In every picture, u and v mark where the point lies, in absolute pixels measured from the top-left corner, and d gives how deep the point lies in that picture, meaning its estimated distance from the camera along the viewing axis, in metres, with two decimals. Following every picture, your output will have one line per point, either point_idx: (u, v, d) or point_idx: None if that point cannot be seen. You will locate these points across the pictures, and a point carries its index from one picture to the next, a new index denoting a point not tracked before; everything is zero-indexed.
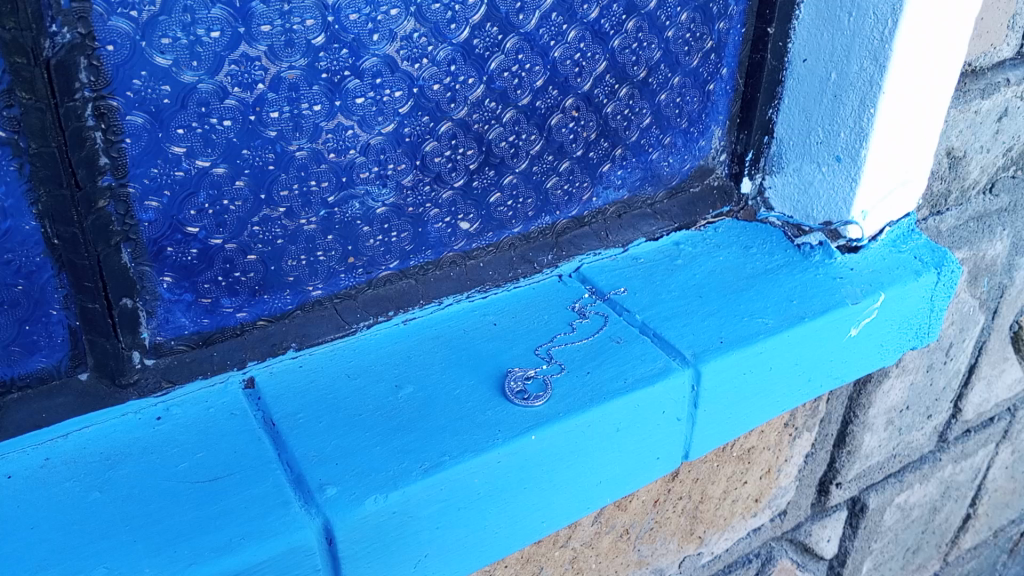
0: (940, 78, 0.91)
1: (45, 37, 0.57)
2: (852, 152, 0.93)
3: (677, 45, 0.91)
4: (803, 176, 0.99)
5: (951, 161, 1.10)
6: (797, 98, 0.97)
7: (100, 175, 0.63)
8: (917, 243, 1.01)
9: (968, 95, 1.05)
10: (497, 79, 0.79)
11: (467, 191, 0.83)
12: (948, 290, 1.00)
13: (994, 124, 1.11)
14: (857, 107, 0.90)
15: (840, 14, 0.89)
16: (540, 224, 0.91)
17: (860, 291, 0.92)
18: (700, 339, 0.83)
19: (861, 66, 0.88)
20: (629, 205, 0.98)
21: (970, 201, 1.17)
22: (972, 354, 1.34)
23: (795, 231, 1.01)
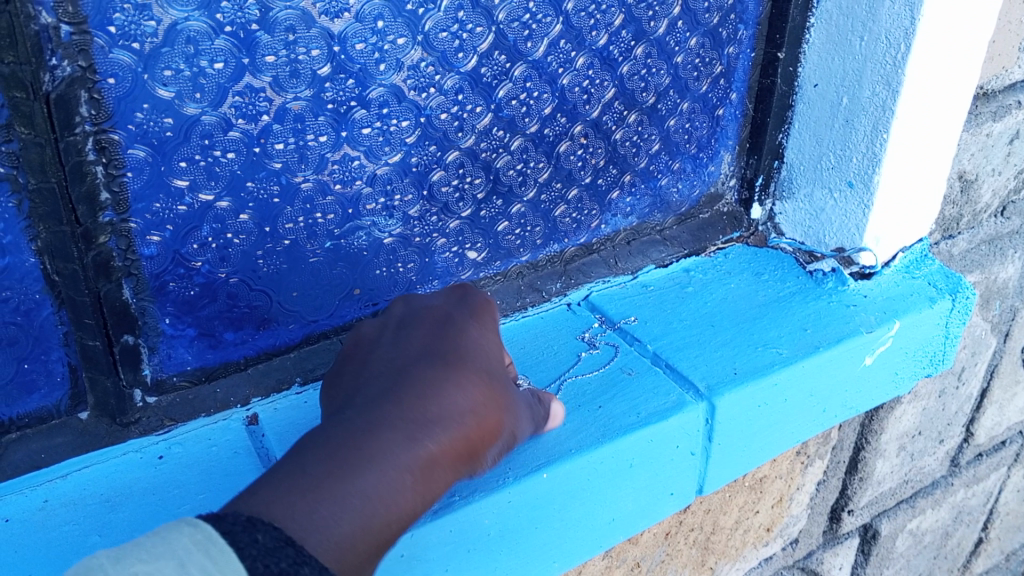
0: (951, 105, 0.90)
1: (45, 70, 0.55)
2: (865, 178, 0.91)
3: (686, 70, 0.89)
4: (814, 203, 0.98)
5: (963, 185, 1.08)
6: (807, 122, 0.95)
7: (101, 211, 0.61)
8: (931, 269, 1.00)
9: (979, 118, 1.04)
10: (505, 107, 0.78)
11: (474, 220, 0.82)
12: (963, 317, 0.98)
13: (1005, 146, 1.10)
14: (868, 132, 0.89)
15: (851, 38, 0.88)
16: (548, 252, 0.90)
17: (874, 319, 0.91)
18: (714, 371, 0.81)
19: (872, 90, 0.87)
20: (638, 232, 0.96)
21: (981, 224, 1.16)
22: (984, 379, 1.31)
23: (807, 257, 1.00)
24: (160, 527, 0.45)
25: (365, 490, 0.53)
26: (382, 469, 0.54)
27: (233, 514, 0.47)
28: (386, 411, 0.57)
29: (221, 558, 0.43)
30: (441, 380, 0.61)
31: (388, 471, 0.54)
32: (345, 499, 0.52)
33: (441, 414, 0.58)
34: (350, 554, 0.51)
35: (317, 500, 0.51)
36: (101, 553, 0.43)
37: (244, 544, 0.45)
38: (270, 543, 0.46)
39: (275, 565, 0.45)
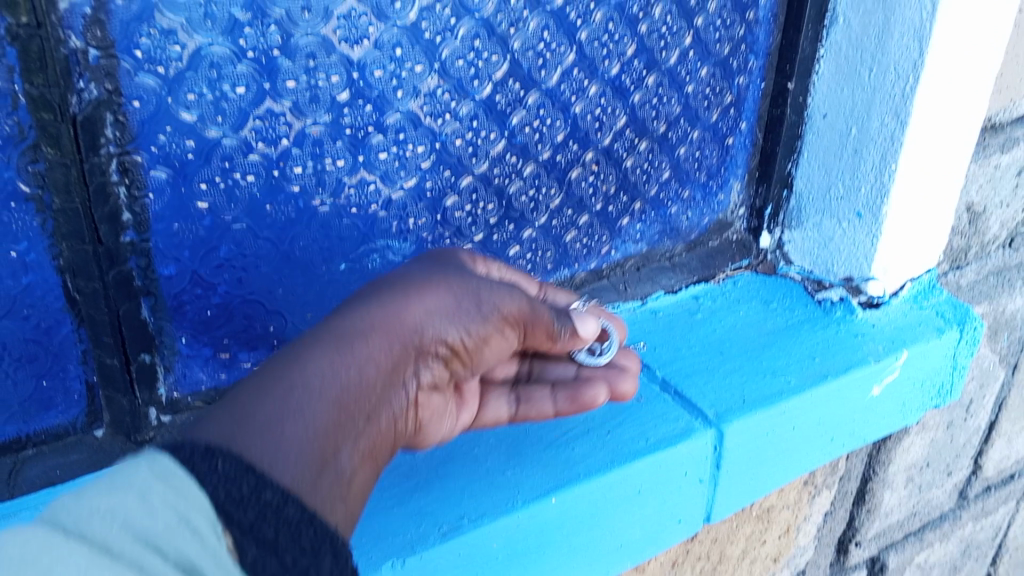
0: (977, 63, 0.86)
1: (72, 93, 0.56)
2: (873, 209, 0.92)
3: (696, 99, 0.90)
4: (823, 232, 0.99)
5: (971, 216, 1.09)
6: (816, 152, 0.96)
7: (122, 231, 0.62)
8: (939, 299, 1.00)
9: (987, 150, 1.05)
10: (519, 134, 0.79)
11: (486, 244, 0.83)
12: (971, 348, 0.98)
13: (1013, 178, 1.11)
14: (877, 163, 0.90)
15: (860, 69, 0.89)
16: (558, 277, 0.91)
17: (882, 349, 0.91)
18: (722, 399, 0.82)
19: (881, 121, 0.88)
20: (648, 258, 0.97)
21: (990, 256, 1.17)
22: (993, 411, 1.31)
23: (815, 285, 1.01)
24: (120, 467, 0.47)
25: (307, 388, 0.55)
26: (322, 367, 0.56)
27: (189, 444, 0.49)
28: (322, 324, 0.60)
29: (182, 488, 0.46)
30: (379, 290, 0.63)
31: (327, 366, 0.56)
32: (286, 399, 0.54)
33: (381, 315, 0.60)
34: (314, 450, 0.53)
35: (260, 407, 0.53)
36: (65, 495, 0.45)
37: (203, 473, 0.47)
38: (229, 471, 0.48)
39: (235, 491, 0.47)
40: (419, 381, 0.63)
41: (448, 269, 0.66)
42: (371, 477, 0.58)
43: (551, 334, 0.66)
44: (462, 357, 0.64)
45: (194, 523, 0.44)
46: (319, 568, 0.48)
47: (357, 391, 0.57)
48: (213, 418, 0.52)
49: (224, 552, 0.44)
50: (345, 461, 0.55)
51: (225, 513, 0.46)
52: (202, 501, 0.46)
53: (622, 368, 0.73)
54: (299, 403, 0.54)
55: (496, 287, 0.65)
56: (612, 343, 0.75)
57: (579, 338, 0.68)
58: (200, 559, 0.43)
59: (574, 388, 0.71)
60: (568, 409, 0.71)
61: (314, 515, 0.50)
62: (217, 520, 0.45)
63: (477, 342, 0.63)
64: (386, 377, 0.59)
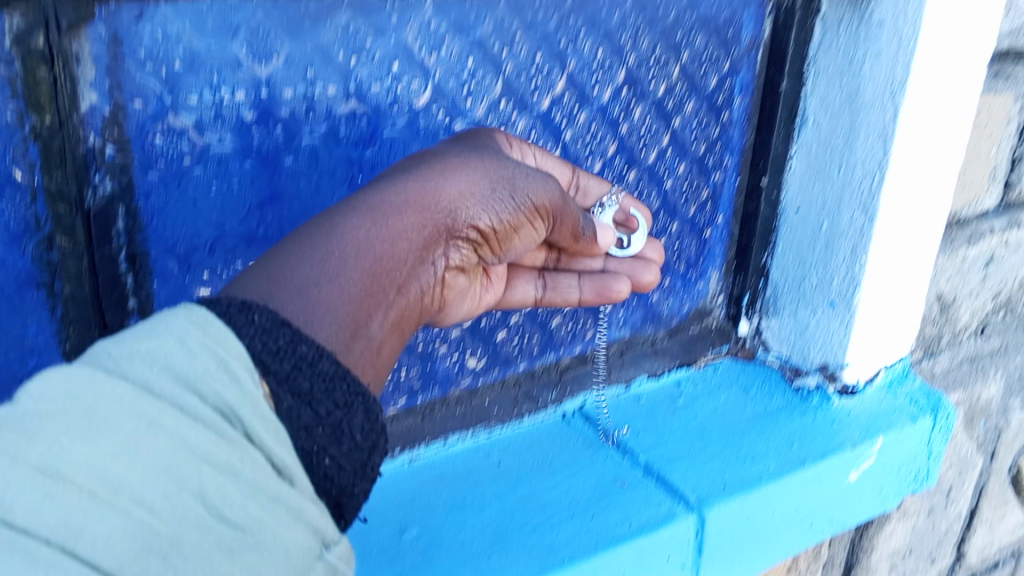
0: (970, 50, 0.86)
1: (88, 188, 0.60)
2: (847, 298, 0.96)
3: (675, 194, 0.95)
4: (799, 321, 1.02)
5: (941, 306, 1.13)
6: (791, 244, 1.01)
7: (128, 316, 0.65)
8: (912, 387, 1.03)
9: (954, 243, 1.10)
10: None
11: (475, 329, 0.86)
12: (945, 435, 1.01)
13: (981, 269, 1.16)
14: (848, 255, 0.94)
15: (829, 167, 0.94)
16: (544, 361, 0.93)
17: (858, 436, 0.94)
18: (703, 484, 0.84)
19: (851, 215, 0.93)
20: (631, 343, 1.00)
21: (962, 343, 1.21)
22: (973, 498, 1.33)
23: (793, 372, 1.04)
24: (151, 321, 0.47)
25: (335, 253, 0.56)
26: (356, 231, 0.58)
27: (226, 299, 0.49)
28: (357, 192, 0.62)
29: (218, 335, 0.47)
30: (405, 174, 0.64)
31: (361, 230, 0.58)
32: (322, 261, 0.55)
33: (413, 191, 0.62)
34: (349, 314, 0.54)
35: (296, 264, 0.54)
36: (101, 344, 0.46)
37: (240, 325, 0.48)
38: (266, 323, 0.49)
39: (273, 343, 0.48)
40: (444, 262, 0.66)
41: (479, 151, 0.68)
42: (402, 341, 0.60)
43: (577, 232, 0.75)
44: (484, 240, 0.68)
45: (232, 367, 0.46)
46: (351, 421, 0.50)
47: (389, 259, 0.59)
48: (249, 274, 0.53)
49: (261, 402, 0.46)
50: (376, 328, 0.56)
51: (262, 365, 0.47)
52: (238, 349, 0.47)
53: (646, 261, 0.84)
54: (334, 263, 0.55)
55: (524, 181, 0.67)
56: (637, 236, 0.85)
57: (607, 237, 0.79)
58: (238, 405, 0.45)
59: (602, 280, 0.81)
60: (593, 297, 0.82)
61: (347, 372, 0.51)
62: (252, 367, 0.46)
63: (501, 228, 0.67)
64: (415, 247, 0.62)
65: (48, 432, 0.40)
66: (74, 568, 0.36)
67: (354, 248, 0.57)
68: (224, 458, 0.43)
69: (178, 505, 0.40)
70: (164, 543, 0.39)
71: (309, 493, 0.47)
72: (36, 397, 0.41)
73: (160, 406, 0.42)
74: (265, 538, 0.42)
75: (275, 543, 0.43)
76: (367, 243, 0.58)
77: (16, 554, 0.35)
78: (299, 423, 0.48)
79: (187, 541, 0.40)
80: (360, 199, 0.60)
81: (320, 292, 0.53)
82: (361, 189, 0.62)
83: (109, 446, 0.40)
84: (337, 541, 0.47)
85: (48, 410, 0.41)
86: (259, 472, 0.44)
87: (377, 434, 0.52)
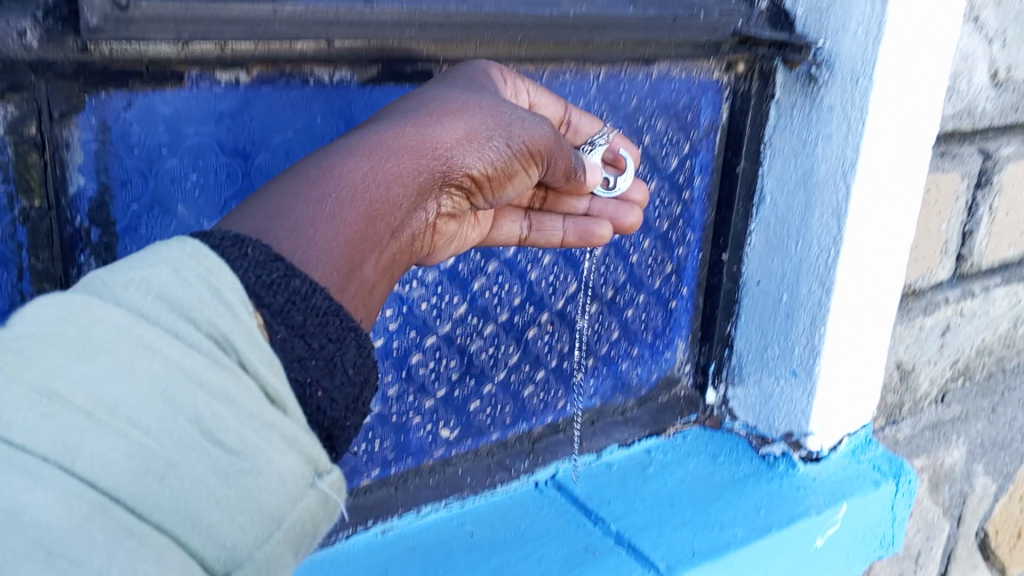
0: (939, 33, 0.88)
1: (73, 267, 0.61)
2: (807, 367, 0.99)
3: (641, 268, 0.99)
4: (763, 389, 1.05)
5: (901, 374, 1.17)
6: (753, 316, 1.04)
7: None
8: (875, 452, 1.06)
9: (910, 313, 1.14)
10: (479, 297, 0.86)
11: (448, 399, 0.88)
12: (907, 500, 1.04)
13: (938, 338, 1.20)
14: (808, 326, 0.98)
15: (787, 242, 0.98)
16: (517, 431, 0.95)
17: (823, 501, 0.96)
18: (673, 551, 0.85)
19: (809, 287, 0.96)
20: (602, 412, 1.02)
21: (923, 410, 1.24)
22: (942, 563, 1.35)
23: (759, 440, 1.06)
24: (147, 248, 0.48)
25: (331, 192, 0.54)
26: (354, 173, 0.56)
27: (219, 232, 0.49)
28: (355, 134, 0.60)
29: (213, 266, 0.47)
30: (406, 115, 0.62)
31: (360, 172, 0.57)
32: (319, 201, 0.54)
33: (411, 136, 0.60)
34: (344, 255, 0.53)
35: (291, 204, 0.53)
36: (95, 271, 0.46)
37: (234, 257, 0.48)
38: (260, 257, 0.48)
39: (267, 275, 0.48)
40: (441, 207, 0.65)
41: (480, 96, 0.66)
42: (396, 284, 0.60)
43: (569, 174, 0.75)
44: (480, 188, 0.67)
45: (227, 298, 0.46)
46: (344, 356, 0.50)
47: (388, 204, 0.58)
48: (245, 212, 0.52)
49: (256, 332, 0.46)
50: (370, 274, 0.55)
51: (256, 296, 0.47)
52: (233, 281, 0.47)
53: (630, 204, 0.85)
54: (330, 203, 0.54)
55: (522, 128, 0.66)
56: (624, 178, 0.85)
57: (592, 177, 0.80)
58: (233, 333, 0.45)
59: (585, 224, 0.83)
60: (575, 238, 0.84)
61: (341, 308, 0.50)
62: (247, 300, 0.47)
63: (495, 174, 0.67)
64: (413, 193, 0.60)
65: (44, 353, 0.40)
66: (71, 486, 0.37)
67: (351, 187, 0.55)
68: (220, 384, 0.43)
69: (174, 429, 0.41)
70: (161, 464, 0.40)
71: (302, 422, 0.47)
72: (33, 320, 0.42)
73: (156, 331, 0.43)
74: (259, 464, 0.43)
75: (269, 470, 0.43)
76: (364, 183, 0.56)
77: (15, 469, 0.37)
78: (293, 356, 0.48)
79: (182, 464, 0.40)
80: (360, 142, 0.59)
81: (314, 232, 0.52)
82: (361, 129, 0.60)
83: (104, 366, 0.41)
84: (329, 471, 0.47)
85: (43, 332, 0.41)
86: (252, 399, 0.44)
87: (369, 370, 0.52)
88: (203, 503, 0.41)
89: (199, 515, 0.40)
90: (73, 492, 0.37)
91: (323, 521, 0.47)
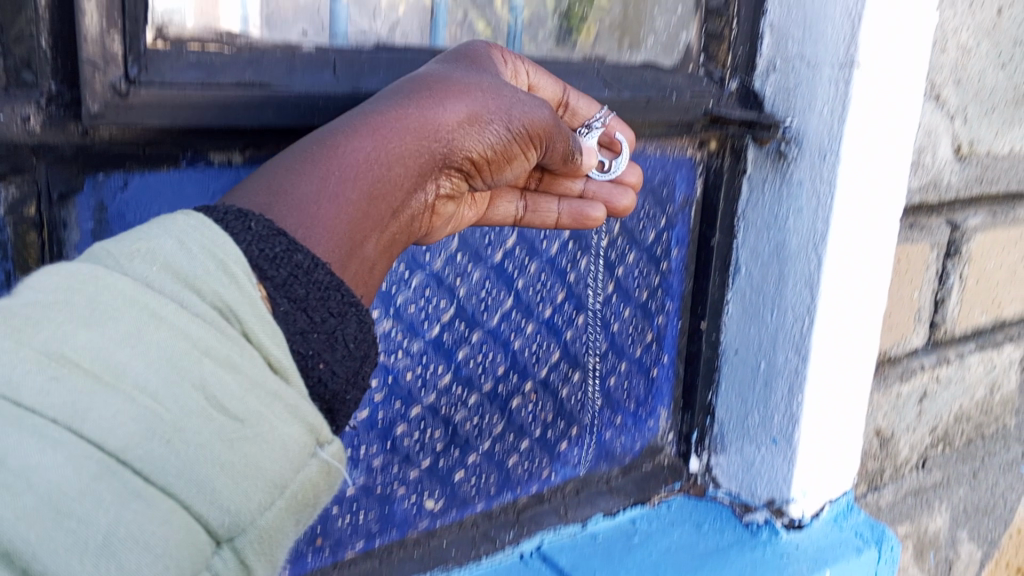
0: (909, 56, 0.91)
1: None
2: (787, 434, 1.00)
3: (622, 336, 1.01)
4: (745, 456, 1.07)
5: (881, 440, 1.19)
6: (733, 384, 1.06)
7: None
8: (857, 519, 1.07)
9: (887, 380, 1.16)
10: (463, 367, 0.88)
11: (432, 470, 0.89)
12: (891, 566, 1.05)
13: (916, 404, 1.22)
14: (786, 394, 0.99)
15: (763, 311, 1.01)
16: (502, 501, 0.96)
17: (807, 568, 0.97)
18: None
19: (785, 356, 0.98)
20: (587, 481, 1.03)
21: (905, 477, 1.25)
22: None
23: (742, 507, 1.08)
24: (154, 221, 0.50)
25: (334, 171, 0.57)
26: (356, 154, 0.58)
27: (224, 207, 0.52)
28: (357, 110, 0.61)
29: (217, 238, 0.49)
30: (406, 93, 0.63)
31: (362, 152, 0.58)
32: (323, 179, 0.56)
33: (414, 117, 0.62)
34: (347, 234, 0.56)
35: (295, 181, 0.55)
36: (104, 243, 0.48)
37: (238, 230, 0.50)
38: (263, 231, 0.51)
39: (269, 249, 0.50)
40: (437, 189, 0.67)
41: (478, 81, 0.67)
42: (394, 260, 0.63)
43: (568, 156, 0.75)
44: (477, 170, 0.69)
45: (232, 269, 0.48)
46: (345, 330, 0.52)
47: (387, 185, 0.60)
48: (250, 186, 0.55)
49: (261, 304, 0.48)
50: (371, 250, 0.59)
51: (260, 269, 0.49)
52: (237, 254, 0.48)
53: (623, 186, 0.85)
54: (332, 184, 0.56)
55: (521, 111, 0.67)
56: (619, 160, 0.84)
57: (591, 159, 0.79)
58: (236, 303, 0.47)
59: (579, 203, 0.83)
60: (569, 220, 0.84)
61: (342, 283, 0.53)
62: (251, 273, 0.48)
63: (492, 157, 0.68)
64: (414, 174, 0.62)
65: (52, 325, 0.42)
66: (80, 447, 0.38)
67: (353, 166, 0.58)
68: (223, 351, 0.45)
69: (180, 394, 0.42)
70: (167, 427, 0.41)
71: (305, 393, 0.49)
72: (46, 289, 0.43)
73: (162, 300, 0.45)
74: (261, 431, 0.45)
75: (271, 437, 0.45)
76: (365, 163, 0.58)
77: (25, 431, 0.38)
78: (295, 328, 0.49)
79: (187, 428, 0.42)
80: (362, 119, 0.60)
81: (317, 210, 0.55)
82: (365, 106, 0.61)
83: (112, 336, 0.42)
84: (330, 442, 0.49)
85: (52, 299, 0.43)
86: (252, 372, 0.46)
87: (369, 346, 0.54)
88: (207, 468, 0.42)
89: (203, 479, 0.42)
90: (83, 453, 0.38)
91: (324, 490, 0.49)
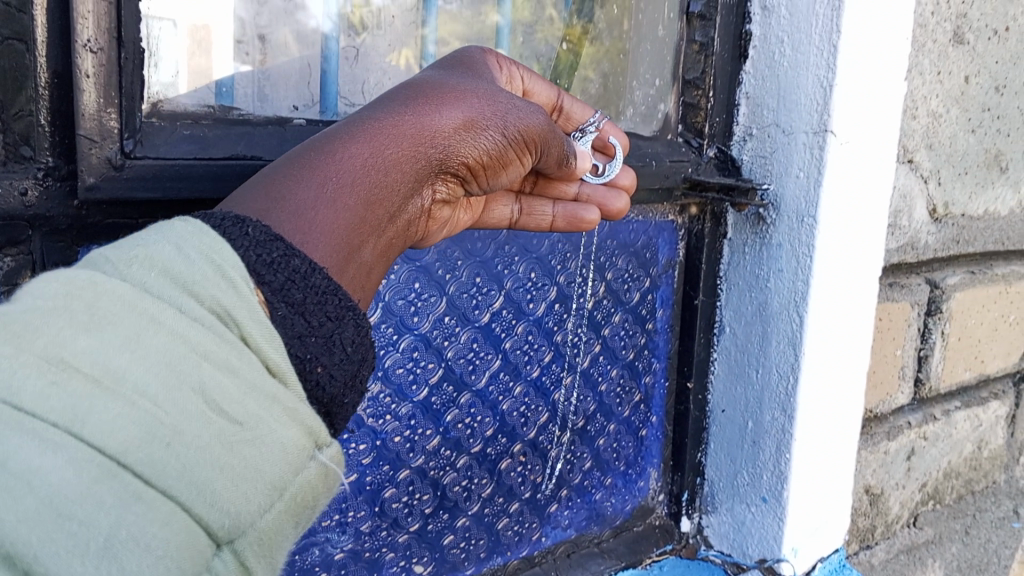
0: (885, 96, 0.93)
1: None
2: (776, 493, 1.01)
3: (609, 396, 1.02)
4: (736, 516, 1.07)
5: (870, 498, 1.19)
6: (721, 444, 1.07)
7: None
8: None
9: (874, 437, 1.17)
10: (452, 429, 0.88)
11: (421, 533, 0.88)
12: None
13: (904, 461, 1.23)
14: (774, 451, 1.00)
15: (748, 370, 1.02)
16: (491, 565, 0.95)
17: None
18: None
19: (772, 414, 0.99)
20: (577, 544, 1.03)
21: (896, 534, 1.25)
22: None
23: (735, 567, 1.07)
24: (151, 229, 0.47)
25: (331, 175, 0.53)
26: (354, 158, 0.55)
27: (219, 215, 0.48)
28: (354, 117, 0.58)
29: (214, 247, 0.46)
30: (400, 101, 0.60)
31: (359, 157, 0.55)
32: (320, 184, 0.53)
33: (411, 123, 0.59)
34: (345, 240, 0.53)
35: (290, 186, 0.52)
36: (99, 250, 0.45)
37: (234, 236, 0.47)
38: (260, 237, 0.48)
39: (267, 254, 0.47)
40: (435, 195, 0.64)
41: (471, 88, 0.65)
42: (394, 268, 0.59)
43: (561, 162, 0.73)
44: (475, 177, 0.66)
45: (229, 273, 0.45)
46: (342, 334, 0.49)
47: (387, 190, 0.57)
48: (244, 193, 0.51)
49: (257, 308, 0.45)
50: (370, 257, 0.55)
51: (256, 273, 0.47)
52: (234, 260, 0.46)
53: (619, 187, 0.83)
54: (329, 188, 0.53)
55: (516, 116, 0.65)
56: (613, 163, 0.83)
57: (586, 163, 0.78)
58: (234, 308, 0.44)
59: (574, 209, 0.83)
60: (564, 223, 0.84)
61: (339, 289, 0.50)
62: (248, 278, 0.46)
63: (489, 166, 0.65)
64: (414, 181, 0.59)
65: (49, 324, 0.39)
66: (81, 449, 0.37)
67: (350, 172, 0.54)
68: (222, 356, 0.43)
69: (179, 398, 0.40)
70: (167, 431, 0.39)
71: (302, 396, 0.47)
72: (41, 294, 0.41)
73: (160, 305, 0.42)
74: (261, 433, 0.43)
75: (271, 439, 0.43)
76: (363, 167, 0.55)
77: (20, 435, 0.36)
78: (293, 332, 0.47)
79: (187, 431, 0.40)
80: (357, 126, 0.57)
81: (314, 216, 0.51)
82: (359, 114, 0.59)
83: (110, 337, 0.40)
84: (329, 445, 0.48)
85: (48, 306, 0.40)
86: (252, 378, 0.44)
87: (366, 350, 0.51)
88: (207, 470, 0.40)
89: (204, 482, 0.40)
90: (83, 455, 0.37)
91: (323, 493, 0.48)
